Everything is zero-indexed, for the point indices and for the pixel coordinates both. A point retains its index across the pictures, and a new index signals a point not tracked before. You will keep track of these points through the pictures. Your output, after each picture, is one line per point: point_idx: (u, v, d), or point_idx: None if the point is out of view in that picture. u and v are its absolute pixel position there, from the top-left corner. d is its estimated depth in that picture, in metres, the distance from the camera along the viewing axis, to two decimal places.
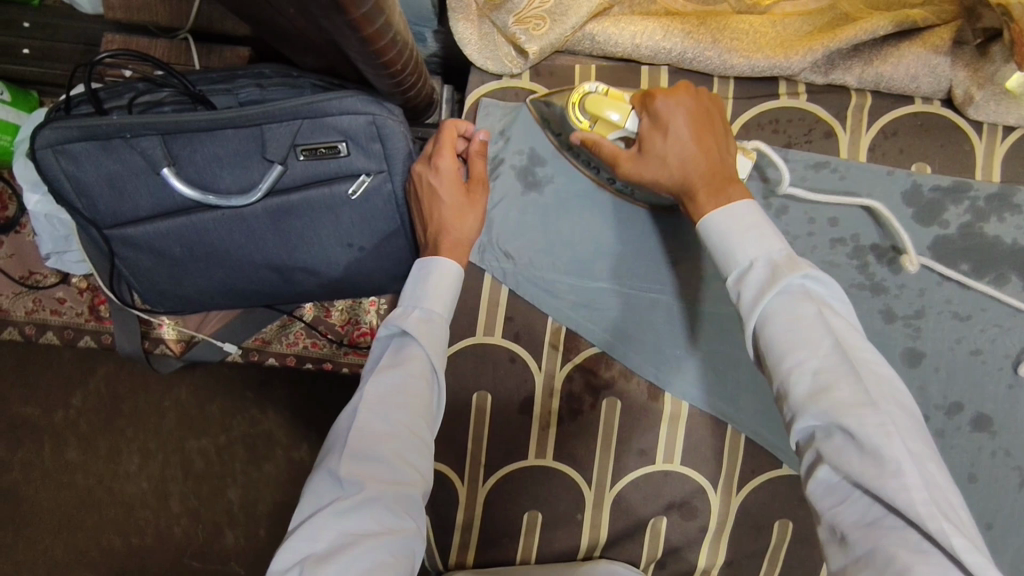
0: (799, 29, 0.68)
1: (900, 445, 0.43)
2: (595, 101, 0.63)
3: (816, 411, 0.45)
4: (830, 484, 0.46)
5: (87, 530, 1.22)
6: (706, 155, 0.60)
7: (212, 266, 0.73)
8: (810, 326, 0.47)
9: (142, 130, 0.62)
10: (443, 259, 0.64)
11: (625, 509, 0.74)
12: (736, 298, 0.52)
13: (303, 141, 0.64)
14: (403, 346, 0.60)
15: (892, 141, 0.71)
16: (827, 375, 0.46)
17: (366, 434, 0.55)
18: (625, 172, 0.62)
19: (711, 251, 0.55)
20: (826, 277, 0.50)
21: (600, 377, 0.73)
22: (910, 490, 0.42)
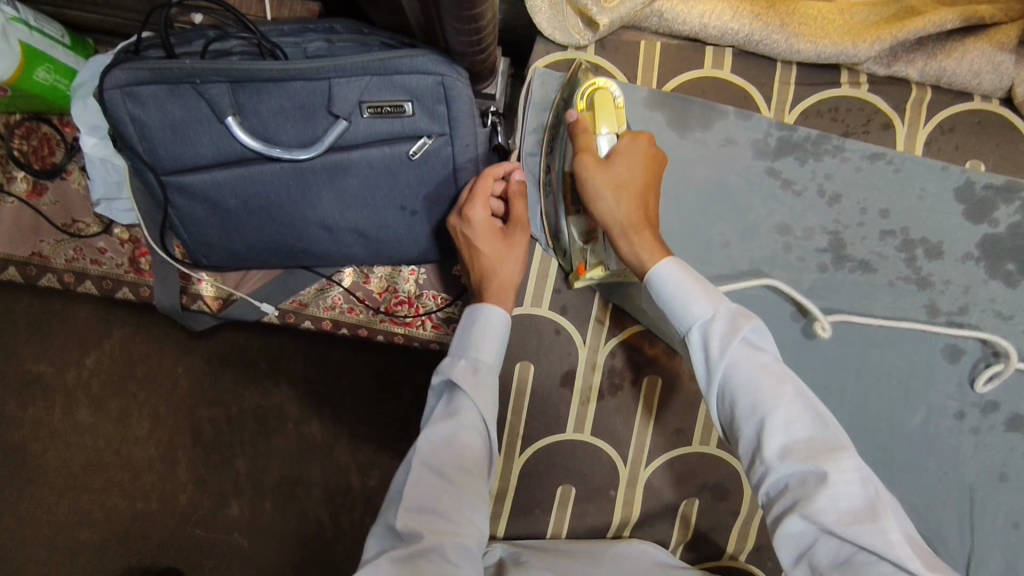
0: (866, 19, 0.68)
1: (871, 489, 0.49)
2: (606, 98, 0.66)
3: (792, 461, 0.50)
4: (805, 533, 0.50)
5: (94, 491, 1.21)
6: (646, 207, 0.64)
7: (263, 221, 0.73)
8: (774, 377, 0.53)
9: (212, 76, 0.62)
10: (489, 306, 0.66)
11: (657, 489, 0.75)
12: (700, 350, 0.56)
13: (369, 98, 0.64)
14: (455, 396, 0.63)
15: (948, 137, 0.72)
16: (797, 425, 0.52)
17: (421, 488, 0.58)
18: (583, 165, 0.63)
19: (661, 302, 0.59)
20: (767, 331, 0.57)
21: (643, 354, 0.73)
22: (888, 532, 0.47)
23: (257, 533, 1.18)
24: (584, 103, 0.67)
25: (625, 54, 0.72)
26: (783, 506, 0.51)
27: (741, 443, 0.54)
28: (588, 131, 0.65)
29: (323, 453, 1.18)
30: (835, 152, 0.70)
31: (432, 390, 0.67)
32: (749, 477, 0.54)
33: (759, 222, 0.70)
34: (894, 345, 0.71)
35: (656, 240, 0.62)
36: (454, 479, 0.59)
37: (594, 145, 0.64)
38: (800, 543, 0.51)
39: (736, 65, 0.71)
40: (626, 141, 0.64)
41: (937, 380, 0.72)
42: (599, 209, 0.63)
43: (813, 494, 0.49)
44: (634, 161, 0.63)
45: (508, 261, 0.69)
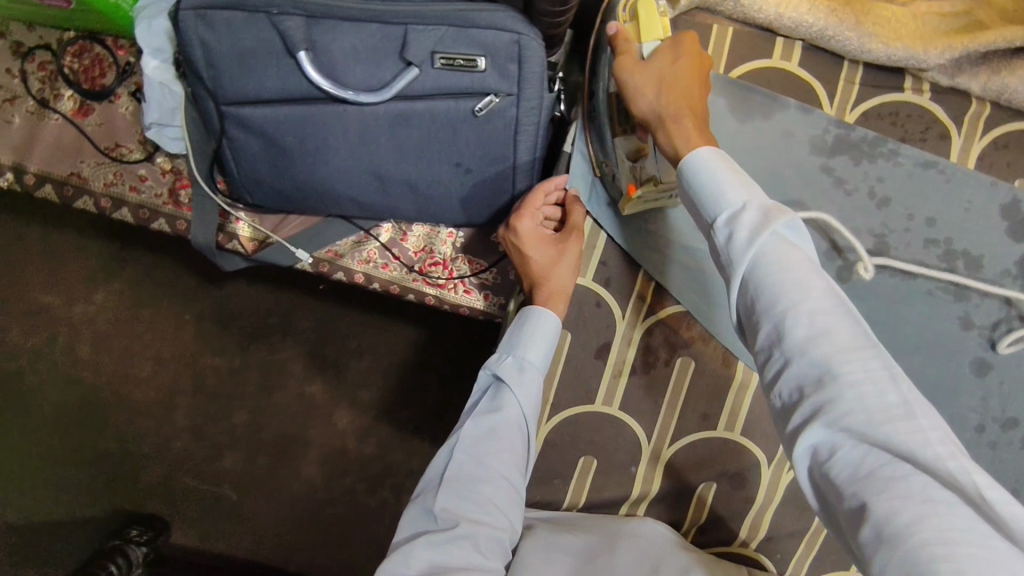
0: (936, 27, 0.69)
1: (905, 389, 0.43)
2: (649, 7, 0.64)
3: (814, 355, 0.44)
4: (822, 442, 0.43)
5: (88, 429, 1.20)
6: (692, 101, 0.60)
7: (316, 164, 0.72)
8: (806, 270, 0.47)
9: (290, 8, 0.63)
10: (539, 309, 0.70)
11: (677, 471, 0.75)
12: (724, 241, 0.51)
13: (443, 49, 0.64)
14: (500, 393, 0.69)
15: (1002, 153, 0.72)
16: (826, 318, 0.45)
17: (461, 477, 0.65)
18: (622, 66, 0.62)
19: (694, 191, 0.54)
20: (805, 228, 0.50)
21: (680, 336, 0.74)
22: (924, 431, 0.41)
23: (248, 486, 1.17)
24: (626, 14, 0.65)
25: (697, 34, 0.71)
26: (801, 413, 0.44)
27: (757, 340, 0.48)
28: (630, 40, 0.63)
29: (324, 414, 1.18)
30: (891, 156, 0.71)
31: (478, 386, 0.72)
32: (763, 384, 0.48)
33: (808, 217, 0.71)
34: (923, 352, 0.73)
35: (700, 126, 0.58)
36: (491, 473, 0.65)
37: (632, 48, 0.63)
38: (817, 456, 0.44)
39: (804, 58, 0.71)
40: (670, 42, 0.62)
41: (961, 392, 0.74)
42: (642, 106, 0.61)
43: (836, 393, 0.43)
44: (677, 57, 0.61)
45: (561, 266, 0.72)
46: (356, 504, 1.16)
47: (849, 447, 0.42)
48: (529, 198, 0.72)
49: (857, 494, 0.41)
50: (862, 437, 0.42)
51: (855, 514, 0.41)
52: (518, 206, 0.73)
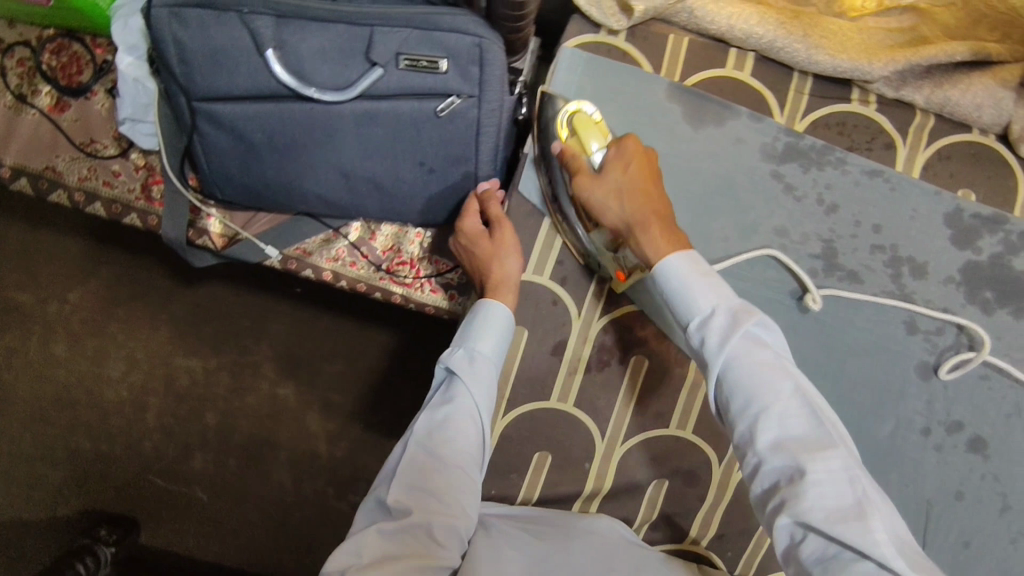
0: (881, 41, 0.72)
1: (858, 488, 0.54)
2: (584, 120, 0.69)
3: (784, 456, 0.56)
4: (794, 528, 0.56)
5: (59, 427, 1.20)
6: (652, 201, 0.66)
7: (284, 161, 0.74)
8: (773, 375, 0.58)
9: (260, 7, 0.64)
10: (487, 301, 0.72)
11: (629, 467, 0.78)
12: (698, 342, 0.62)
13: (407, 50, 0.66)
14: (455, 385, 0.70)
15: (945, 164, 0.75)
16: (793, 423, 0.57)
17: (413, 468, 0.66)
18: (579, 186, 0.67)
19: (669, 294, 0.63)
20: (772, 326, 0.61)
21: (634, 334, 0.76)
22: (871, 527, 0.53)
23: (218, 487, 1.18)
24: (565, 131, 0.70)
25: (653, 44, 0.74)
26: (774, 502, 0.57)
27: (735, 434, 0.60)
28: (579, 153, 0.69)
29: (294, 417, 1.18)
30: (838, 165, 0.74)
31: (435, 381, 0.73)
32: (743, 470, 0.60)
33: (759, 222, 0.74)
34: (870, 356, 0.75)
35: (666, 231, 0.65)
36: (443, 462, 0.66)
37: (584, 162, 0.68)
38: (791, 536, 0.57)
39: (756, 68, 0.74)
40: (615, 150, 0.68)
41: (907, 395, 0.76)
42: (609, 216, 0.67)
43: (802, 490, 0.55)
44: (626, 166, 0.67)
45: (506, 256, 0.73)
46: (323, 507, 1.17)
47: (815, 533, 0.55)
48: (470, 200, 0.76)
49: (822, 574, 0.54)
50: (822, 528, 0.54)
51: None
52: (462, 209, 0.76)
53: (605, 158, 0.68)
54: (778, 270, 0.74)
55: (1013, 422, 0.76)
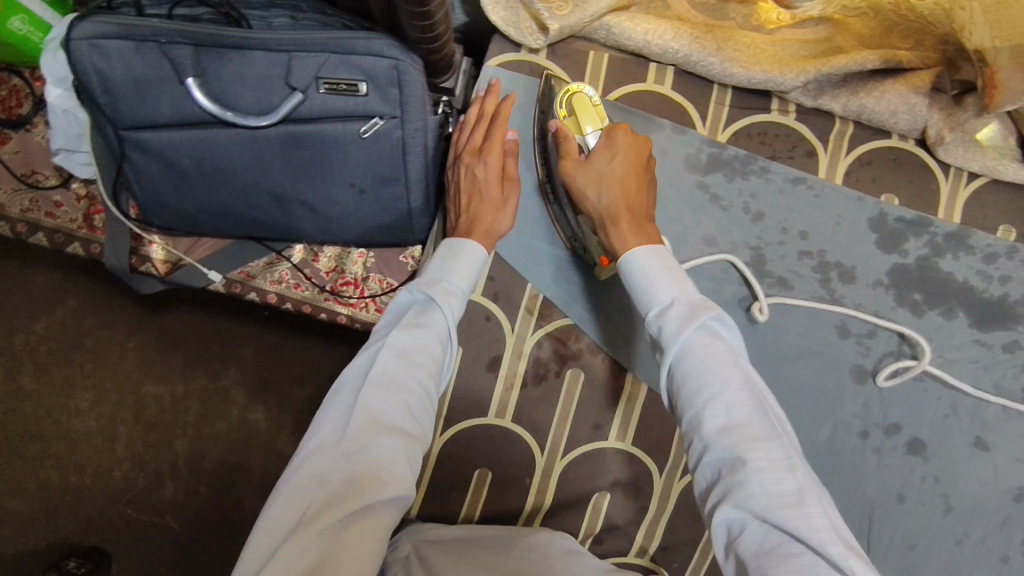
0: (795, 52, 0.74)
1: (801, 478, 0.49)
2: (583, 102, 0.70)
3: (727, 442, 0.51)
4: (732, 520, 0.50)
5: (28, 460, 1.17)
6: (629, 193, 0.67)
7: (216, 186, 0.75)
8: (724, 363, 0.54)
9: (177, 37, 0.65)
10: (470, 241, 0.69)
11: (571, 481, 0.77)
12: (655, 330, 0.58)
13: (326, 74, 0.67)
14: (425, 311, 0.64)
15: (867, 170, 0.77)
16: (740, 409, 0.52)
17: (384, 389, 0.57)
18: (565, 168, 0.68)
19: (632, 285, 0.61)
20: (731, 321, 0.58)
21: (569, 347, 0.77)
22: (813, 518, 0.47)
23: (191, 515, 1.16)
24: (564, 110, 0.71)
25: (575, 61, 0.76)
26: (716, 493, 0.51)
27: (682, 424, 0.55)
28: (572, 134, 0.70)
29: (262, 441, 1.17)
30: (761, 174, 0.76)
31: (396, 304, 0.65)
32: (690, 463, 0.55)
33: (686, 232, 0.75)
34: (805, 360, 0.76)
35: (635, 227, 0.64)
36: (415, 383, 0.59)
37: (573, 146, 0.69)
38: (729, 531, 0.50)
39: (675, 83, 0.76)
40: (606, 136, 0.69)
41: (843, 398, 0.76)
42: (587, 202, 0.67)
43: (743, 477, 0.49)
44: (613, 153, 0.67)
45: (501, 211, 0.72)
46: None
47: (754, 526, 0.49)
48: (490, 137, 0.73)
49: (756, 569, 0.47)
50: (761, 517, 0.48)
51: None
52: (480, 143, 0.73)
53: (594, 144, 0.69)
54: (729, 278, 0.75)
55: (951, 422, 0.76)
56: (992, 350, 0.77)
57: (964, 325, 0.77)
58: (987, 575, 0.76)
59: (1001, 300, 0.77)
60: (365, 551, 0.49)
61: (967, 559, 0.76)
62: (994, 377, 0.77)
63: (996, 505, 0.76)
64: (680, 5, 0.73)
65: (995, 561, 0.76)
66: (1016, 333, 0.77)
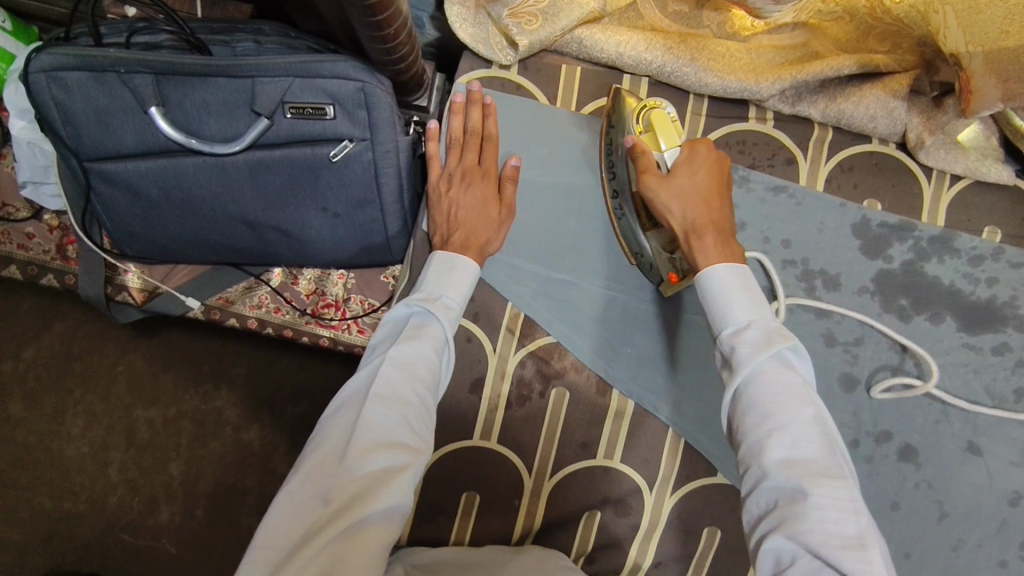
0: (771, 60, 0.73)
1: (863, 523, 0.47)
2: (663, 118, 0.67)
3: (791, 472, 0.49)
4: (781, 554, 0.48)
5: (20, 489, 1.13)
6: (713, 210, 0.64)
7: (186, 214, 0.74)
8: (799, 396, 0.52)
9: (136, 66, 0.64)
10: (461, 256, 0.67)
11: (561, 502, 0.75)
12: (729, 351, 0.57)
13: (292, 99, 0.66)
14: (423, 324, 0.63)
15: (848, 175, 0.76)
16: (807, 443, 0.50)
17: (384, 407, 0.56)
18: (646, 184, 0.65)
19: (709, 304, 0.60)
20: (807, 358, 0.56)
21: (553, 366, 0.75)
22: (873, 565, 0.45)
23: (187, 539, 1.12)
24: (640, 125, 0.69)
25: (546, 75, 0.75)
26: (769, 523, 0.49)
27: (742, 448, 0.53)
28: (649, 150, 0.67)
29: (253, 462, 1.15)
30: (741, 183, 0.74)
31: (390, 319, 0.64)
32: (742, 488, 0.53)
33: None
34: None
35: (722, 245, 0.62)
36: (414, 397, 0.58)
37: (652, 161, 0.66)
38: (776, 562, 0.48)
39: (650, 93, 0.75)
40: (687, 153, 0.66)
41: (834, 407, 0.75)
42: (670, 219, 0.64)
43: (803, 511, 0.47)
44: (696, 171, 0.65)
45: (491, 229, 0.70)
46: None
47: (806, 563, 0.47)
48: (488, 163, 0.71)
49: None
50: (817, 555, 0.46)
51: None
52: (477, 163, 0.71)
53: (674, 160, 0.66)
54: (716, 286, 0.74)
55: (943, 428, 0.75)
56: (982, 353, 0.76)
57: (952, 329, 0.75)
58: None
59: (989, 302, 0.76)
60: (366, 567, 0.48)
61: (966, 566, 0.75)
62: (985, 381, 0.76)
63: (992, 510, 0.75)
64: (654, 15, 0.72)
65: (994, 567, 0.75)
66: (1005, 335, 0.76)
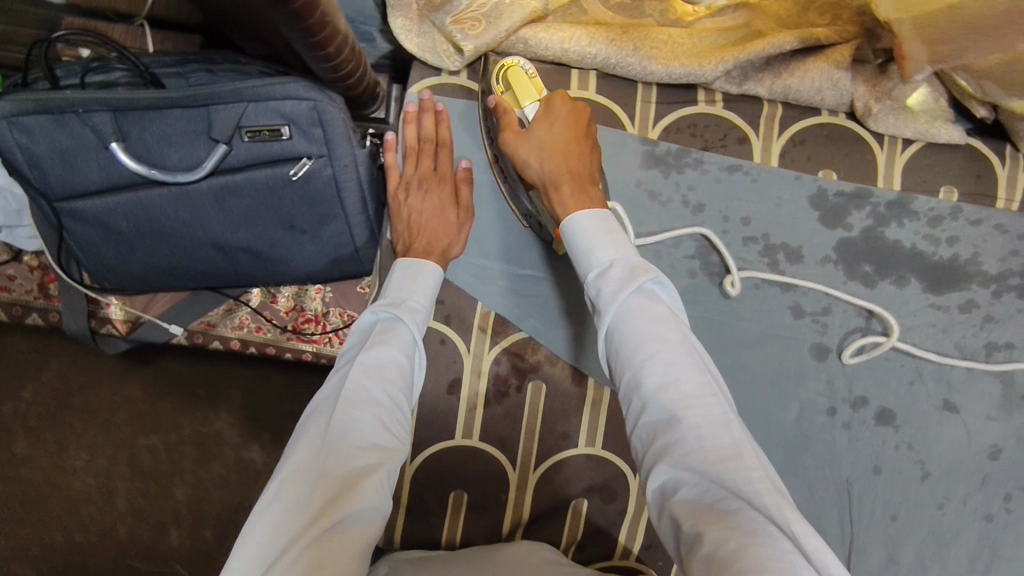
0: (714, 42, 0.74)
1: (735, 432, 0.50)
2: (519, 75, 0.70)
3: (663, 398, 0.52)
4: (667, 479, 0.50)
5: (33, 526, 1.16)
6: (570, 157, 0.67)
7: (158, 243, 0.76)
8: (662, 325, 0.55)
9: (93, 105, 0.65)
10: (423, 261, 0.69)
11: (547, 493, 0.77)
12: (596, 294, 0.59)
13: (247, 123, 0.67)
14: (390, 328, 0.64)
15: (800, 149, 0.77)
16: (676, 367, 0.53)
17: (353, 410, 0.57)
18: (505, 140, 0.68)
19: (574, 250, 0.63)
20: (671, 288, 0.59)
21: (526, 361, 0.76)
22: (749, 470, 0.47)
23: (200, 561, 1.15)
24: (501, 85, 0.72)
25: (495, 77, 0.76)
26: (653, 452, 0.51)
27: (623, 386, 0.56)
28: (510, 108, 0.70)
29: (258, 480, 1.17)
30: (695, 166, 0.76)
31: (358, 327, 0.66)
32: (629, 425, 0.55)
33: None
34: (764, 343, 0.76)
35: (576, 191, 0.65)
36: (385, 398, 0.60)
37: (512, 116, 0.69)
38: (666, 491, 0.50)
39: (599, 87, 0.76)
40: (544, 106, 0.69)
41: (806, 377, 0.76)
42: (529, 171, 0.67)
43: (679, 435, 0.50)
44: (551, 121, 0.68)
45: (451, 233, 0.72)
46: None
47: (690, 482, 0.49)
48: (442, 169, 0.73)
49: (689, 521, 0.47)
50: (695, 471, 0.48)
51: (687, 543, 0.47)
52: (432, 171, 0.73)
53: (533, 115, 0.69)
54: (680, 269, 0.75)
55: (916, 388, 0.77)
56: (949, 312, 0.77)
57: (917, 291, 0.77)
58: (971, 536, 0.76)
59: (952, 261, 0.77)
60: (355, 561, 0.49)
61: (951, 522, 0.76)
62: (954, 339, 0.77)
63: (972, 465, 0.76)
64: (597, 9, 0.74)
65: (979, 521, 0.76)
66: (971, 292, 0.77)
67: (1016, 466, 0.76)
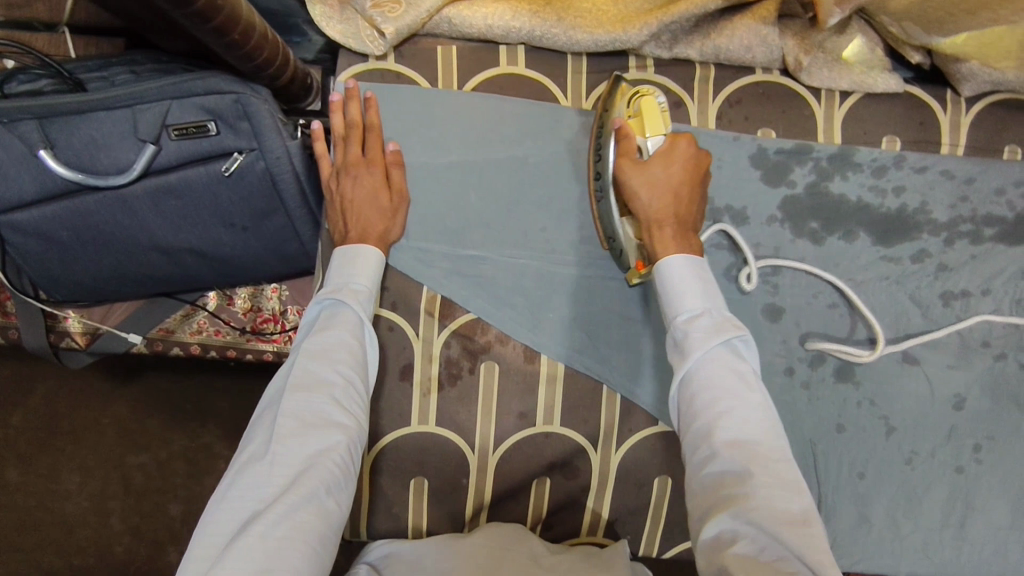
0: (639, 8, 0.74)
1: (805, 500, 0.52)
2: (652, 106, 0.67)
3: (738, 452, 0.53)
4: (724, 530, 0.51)
5: (27, 553, 1.14)
6: (679, 204, 0.66)
7: (102, 249, 0.76)
8: (747, 382, 0.57)
9: (18, 113, 0.66)
10: (364, 246, 0.69)
11: (509, 474, 0.76)
12: (680, 337, 0.60)
13: (173, 121, 0.67)
14: (335, 312, 0.64)
15: (736, 109, 0.76)
16: (752, 425, 0.55)
17: (306, 396, 0.57)
18: (620, 166, 0.67)
19: (662, 291, 0.63)
20: (754, 350, 0.60)
21: (476, 342, 0.76)
22: (817, 541, 0.50)
23: None
24: (631, 110, 0.69)
25: (424, 59, 0.77)
26: (716, 499, 0.52)
27: (692, 429, 0.57)
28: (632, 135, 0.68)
29: None
30: None
31: (309, 316, 0.66)
32: (687, 464, 0.56)
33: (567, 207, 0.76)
34: None
35: (679, 240, 0.65)
36: (337, 378, 0.60)
37: (633, 144, 0.67)
38: (716, 539, 0.51)
39: (529, 60, 0.77)
40: (667, 144, 0.67)
41: (763, 339, 0.75)
42: (635, 203, 0.67)
43: (749, 488, 0.51)
44: (671, 161, 0.66)
45: (385, 217, 0.71)
46: None
47: (748, 538, 0.50)
48: (370, 154, 0.72)
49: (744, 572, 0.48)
50: (761, 529, 0.50)
51: None
52: (360, 157, 0.72)
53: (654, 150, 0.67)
54: None
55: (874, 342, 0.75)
56: (901, 264, 0.76)
57: (867, 244, 0.76)
58: (942, 489, 0.75)
59: (900, 211, 0.76)
60: (312, 547, 0.51)
61: (921, 477, 0.75)
62: (909, 290, 0.76)
63: (939, 417, 0.75)
64: None
65: (949, 473, 0.75)
66: (922, 241, 0.76)
67: (983, 416, 0.75)
